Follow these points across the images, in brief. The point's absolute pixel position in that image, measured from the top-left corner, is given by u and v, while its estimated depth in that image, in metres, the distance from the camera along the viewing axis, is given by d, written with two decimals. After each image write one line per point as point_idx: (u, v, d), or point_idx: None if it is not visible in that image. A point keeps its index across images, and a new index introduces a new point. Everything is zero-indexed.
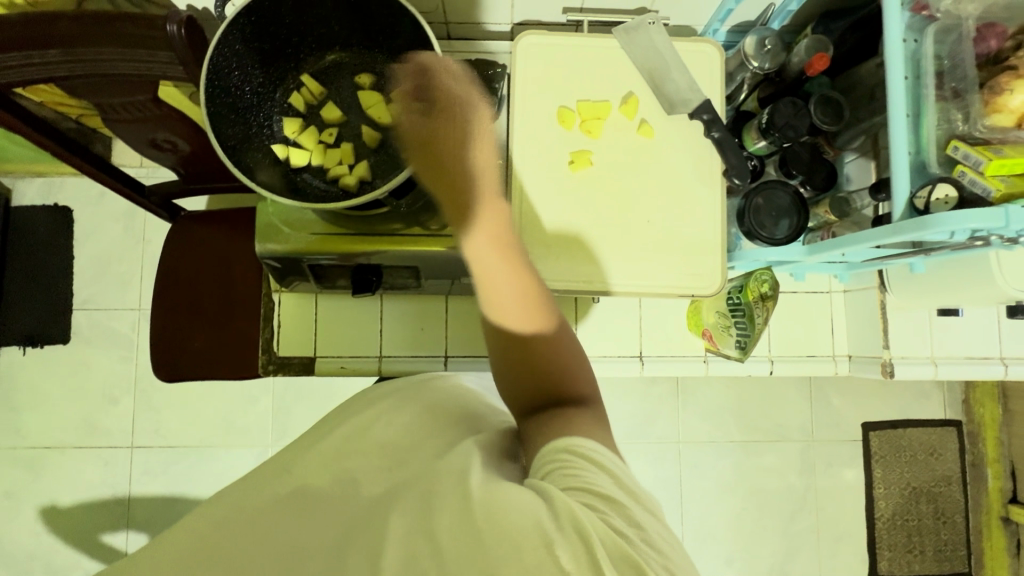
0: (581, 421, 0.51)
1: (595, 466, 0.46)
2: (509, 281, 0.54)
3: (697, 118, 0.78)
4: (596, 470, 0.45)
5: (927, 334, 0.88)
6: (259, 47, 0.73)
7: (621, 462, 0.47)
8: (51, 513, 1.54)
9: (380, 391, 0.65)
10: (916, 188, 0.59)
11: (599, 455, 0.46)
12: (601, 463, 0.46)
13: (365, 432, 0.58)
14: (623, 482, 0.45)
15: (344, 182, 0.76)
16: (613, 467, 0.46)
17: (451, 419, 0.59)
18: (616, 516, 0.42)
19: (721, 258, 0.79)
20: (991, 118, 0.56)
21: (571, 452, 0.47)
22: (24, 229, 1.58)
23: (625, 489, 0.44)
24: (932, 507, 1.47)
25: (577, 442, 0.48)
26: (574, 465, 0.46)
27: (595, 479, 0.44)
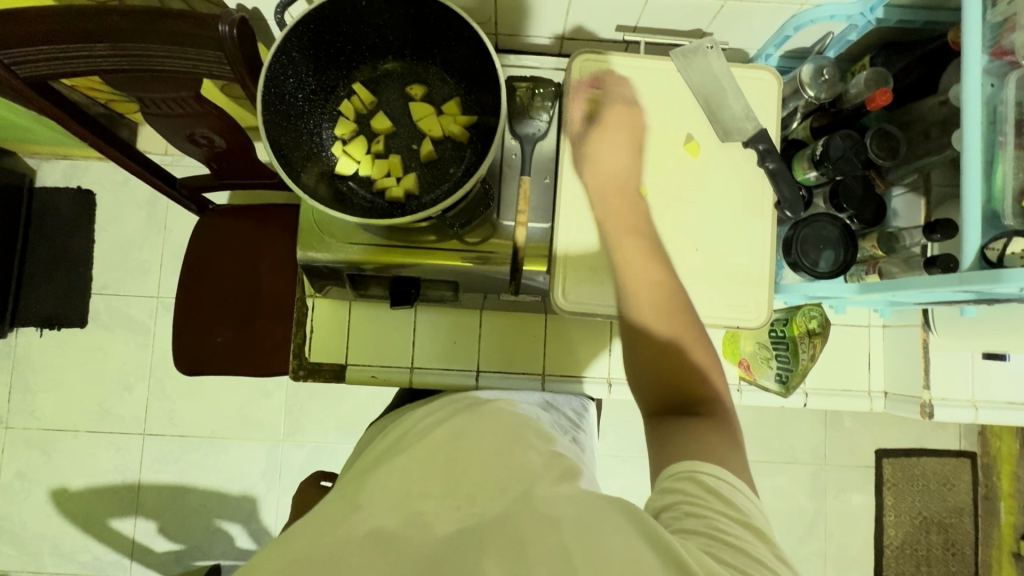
0: (714, 444, 0.57)
1: (698, 493, 0.51)
2: (650, 279, 0.73)
3: (751, 147, 0.77)
4: (703, 497, 0.51)
5: (967, 375, 0.87)
6: (314, 54, 0.72)
7: (723, 486, 0.51)
8: (61, 496, 1.54)
9: (431, 420, 0.64)
10: (987, 239, 0.58)
11: (701, 482, 0.52)
12: (704, 491, 0.51)
13: (433, 455, 0.56)
14: (727, 507, 0.50)
15: (391, 193, 0.75)
16: (718, 492, 0.51)
17: (511, 440, 0.58)
18: (723, 548, 0.46)
19: (768, 290, 0.78)
20: None
21: (680, 479, 0.53)
22: (47, 210, 1.58)
23: (728, 514, 0.49)
24: (942, 538, 1.45)
25: (708, 469, 0.53)
26: (680, 497, 0.52)
27: (699, 511, 0.49)
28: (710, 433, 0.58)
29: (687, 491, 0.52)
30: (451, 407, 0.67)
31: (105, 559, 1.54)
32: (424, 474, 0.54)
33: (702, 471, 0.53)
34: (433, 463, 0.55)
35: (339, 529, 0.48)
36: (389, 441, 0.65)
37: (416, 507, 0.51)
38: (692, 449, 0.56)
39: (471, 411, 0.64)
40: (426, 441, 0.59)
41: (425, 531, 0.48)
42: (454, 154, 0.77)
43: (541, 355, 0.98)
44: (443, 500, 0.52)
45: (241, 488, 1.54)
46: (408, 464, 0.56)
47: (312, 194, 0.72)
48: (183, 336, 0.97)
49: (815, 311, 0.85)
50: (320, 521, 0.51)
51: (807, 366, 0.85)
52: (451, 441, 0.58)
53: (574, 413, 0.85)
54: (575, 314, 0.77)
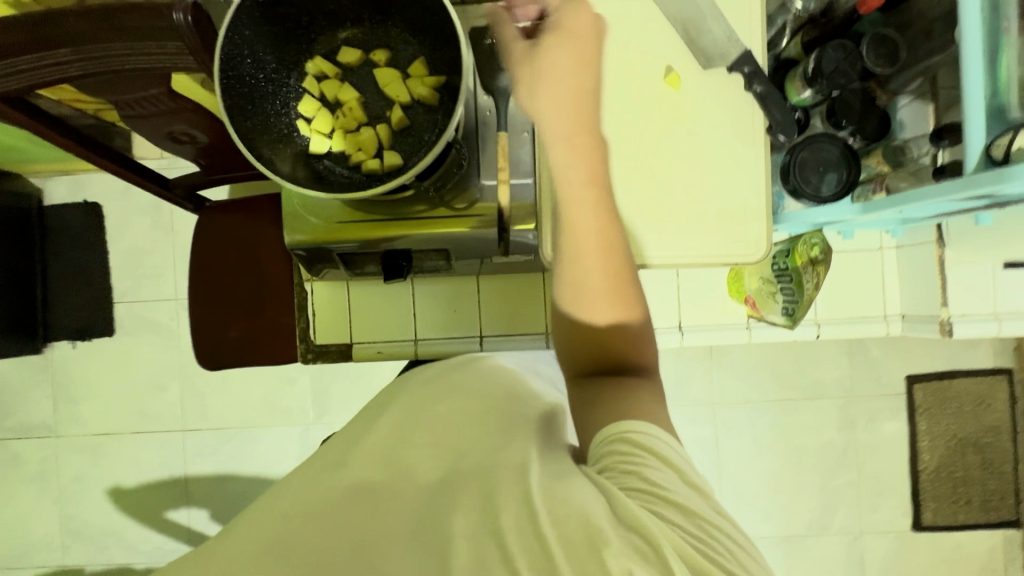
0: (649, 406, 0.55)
1: (631, 451, 0.50)
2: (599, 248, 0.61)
3: (737, 71, 0.73)
4: (642, 457, 0.50)
5: (989, 288, 0.82)
6: (268, 30, 0.69)
7: (656, 444, 0.51)
8: (118, 494, 1.64)
9: (421, 375, 0.71)
10: (992, 136, 0.53)
11: (632, 442, 0.51)
12: (636, 449, 0.50)
13: (429, 412, 0.61)
14: (661, 463, 0.49)
15: (367, 166, 0.74)
16: (652, 451, 0.50)
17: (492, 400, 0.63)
18: (664, 507, 0.46)
19: (767, 222, 0.75)
20: None
21: (612, 444, 0.52)
22: (59, 227, 1.62)
23: (666, 474, 0.49)
24: (978, 457, 1.43)
25: (639, 429, 0.52)
26: (613, 456, 0.51)
27: (638, 470, 0.48)
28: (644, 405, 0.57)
29: (620, 450, 0.51)
30: (440, 368, 0.72)
31: (165, 548, 1.64)
32: (411, 424, 0.60)
33: (634, 432, 0.52)
34: (416, 417, 0.61)
35: (334, 482, 0.51)
36: (386, 391, 0.71)
37: (398, 454, 0.56)
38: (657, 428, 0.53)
39: (457, 369, 0.70)
40: (421, 398, 0.64)
41: (406, 479, 0.53)
42: (427, 117, 0.75)
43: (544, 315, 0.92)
44: (431, 448, 0.56)
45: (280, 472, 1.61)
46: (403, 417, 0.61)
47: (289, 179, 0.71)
48: (200, 331, 0.98)
49: (816, 238, 0.81)
50: (317, 483, 0.52)
51: (812, 296, 0.82)
52: (438, 396, 0.64)
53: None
54: None
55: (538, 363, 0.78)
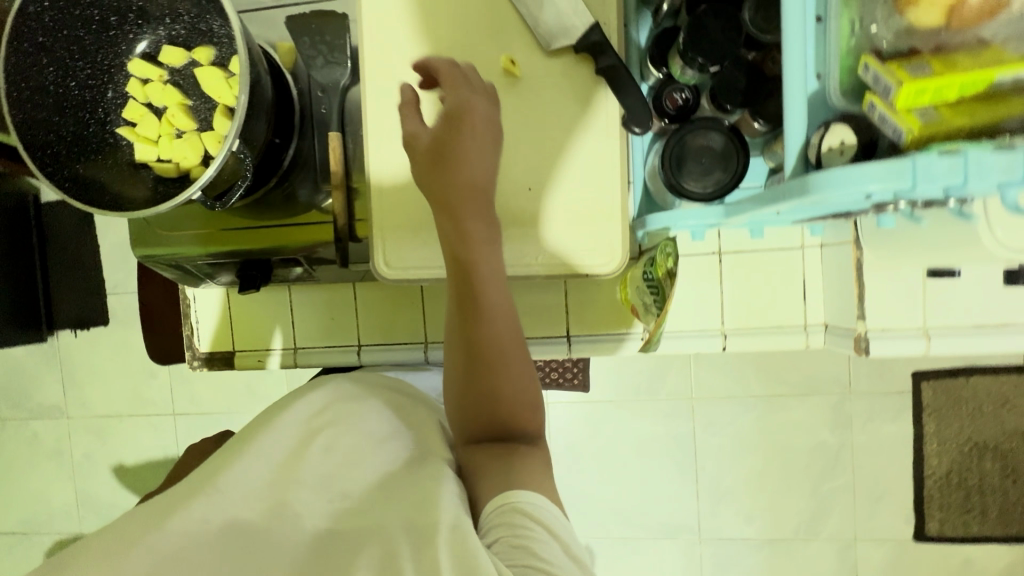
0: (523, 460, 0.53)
1: (528, 524, 0.47)
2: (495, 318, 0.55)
3: (583, 48, 0.62)
4: (530, 527, 0.47)
5: (918, 297, 0.68)
6: (71, 37, 0.65)
7: (544, 513, 0.48)
8: (121, 471, 1.76)
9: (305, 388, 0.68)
10: (813, 131, 0.42)
11: (523, 511, 0.48)
12: (525, 518, 0.47)
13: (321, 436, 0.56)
14: (549, 533, 0.47)
15: (195, 174, 0.71)
16: (540, 520, 0.47)
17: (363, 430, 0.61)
18: None
19: (623, 226, 0.65)
20: (908, 15, 0.37)
21: (501, 514, 0.48)
22: (56, 225, 1.72)
23: (554, 545, 0.46)
24: (999, 465, 1.10)
25: (532, 499, 0.49)
26: (505, 527, 0.47)
27: (530, 546, 0.45)
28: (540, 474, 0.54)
29: (511, 520, 0.47)
30: (335, 382, 0.66)
31: None
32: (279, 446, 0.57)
33: (526, 502, 0.49)
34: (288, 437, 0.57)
35: None
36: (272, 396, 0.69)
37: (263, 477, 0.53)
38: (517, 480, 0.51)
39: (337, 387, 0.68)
40: (311, 418, 0.58)
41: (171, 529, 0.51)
42: None
43: (421, 325, 0.87)
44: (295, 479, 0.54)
45: None
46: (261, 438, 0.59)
47: (122, 202, 0.68)
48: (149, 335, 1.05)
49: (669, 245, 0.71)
50: None
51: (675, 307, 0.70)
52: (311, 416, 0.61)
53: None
54: (399, 281, 0.67)
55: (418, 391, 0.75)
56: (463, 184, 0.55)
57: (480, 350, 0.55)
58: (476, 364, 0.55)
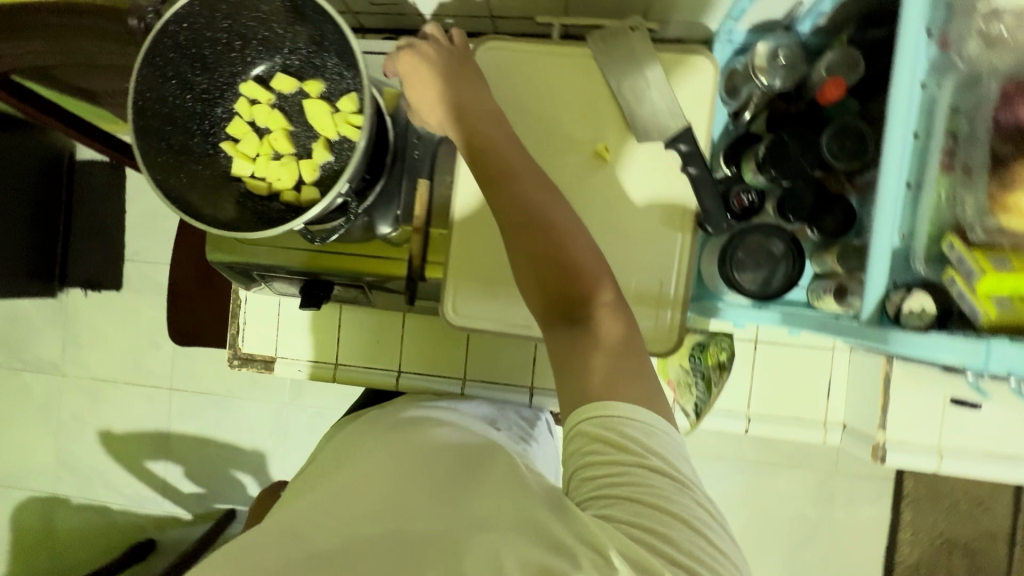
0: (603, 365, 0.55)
1: (592, 447, 0.52)
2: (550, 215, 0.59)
3: (673, 148, 0.67)
4: (604, 450, 0.52)
5: (936, 419, 0.74)
6: (196, 53, 0.69)
7: (617, 429, 0.52)
8: (108, 437, 1.75)
9: (368, 434, 0.72)
10: (892, 287, 0.47)
11: (595, 435, 0.52)
12: (600, 439, 0.52)
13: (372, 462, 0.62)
14: (622, 454, 0.51)
15: (285, 195, 0.74)
16: (614, 442, 0.52)
17: (423, 451, 0.63)
18: (622, 506, 0.49)
19: (682, 315, 0.69)
20: (997, 217, 0.42)
21: (578, 438, 0.54)
22: (86, 183, 1.73)
23: (628, 462, 0.51)
24: (965, 561, 1.24)
25: (603, 416, 0.53)
26: (575, 456, 0.53)
27: (607, 476, 0.51)
28: (616, 359, 0.55)
29: (587, 445, 0.53)
30: (389, 426, 0.72)
31: (143, 494, 1.76)
32: (350, 484, 0.59)
33: (598, 420, 0.53)
34: (359, 471, 0.61)
35: None
36: (342, 446, 0.73)
37: (336, 508, 0.55)
38: (595, 391, 0.54)
39: (397, 425, 0.72)
40: (366, 455, 0.65)
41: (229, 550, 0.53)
42: (350, 154, 0.74)
43: (462, 361, 0.90)
44: (361, 502, 0.55)
45: (252, 443, 1.69)
46: (332, 481, 0.62)
47: (212, 215, 0.71)
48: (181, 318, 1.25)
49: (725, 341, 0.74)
50: None
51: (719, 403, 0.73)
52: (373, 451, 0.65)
53: (523, 423, 0.82)
54: (464, 329, 0.71)
55: (471, 419, 0.77)
56: (487, 136, 0.62)
57: (534, 237, 0.58)
58: (539, 261, 0.58)
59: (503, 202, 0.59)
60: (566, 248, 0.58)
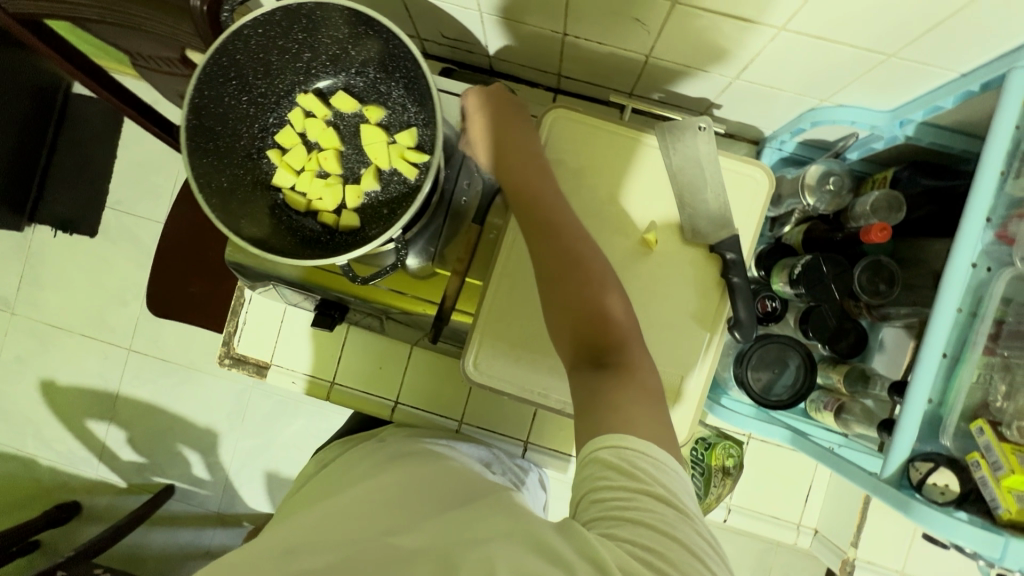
0: (621, 407, 0.52)
1: (603, 472, 0.48)
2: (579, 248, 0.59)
3: (719, 253, 0.69)
4: (609, 475, 0.48)
5: (905, 546, 0.78)
6: (263, 58, 0.67)
7: (627, 456, 0.48)
8: (49, 388, 1.63)
9: (361, 466, 0.68)
10: (917, 452, 0.49)
11: (603, 459, 0.49)
12: (608, 465, 0.48)
13: (369, 487, 0.59)
14: (630, 480, 0.47)
15: (324, 216, 0.72)
16: (621, 467, 0.48)
17: (417, 483, 0.60)
18: (627, 529, 0.44)
19: (696, 412, 0.71)
20: None
21: (587, 461, 0.50)
22: (79, 119, 1.61)
23: (636, 488, 0.47)
24: None
25: (613, 444, 0.49)
26: (587, 480, 0.49)
27: (611, 500, 0.47)
28: (630, 396, 0.52)
29: (594, 469, 0.49)
30: (388, 457, 0.69)
31: (77, 454, 1.64)
32: (340, 512, 0.55)
33: (608, 446, 0.49)
34: (348, 502, 0.57)
35: None
36: (328, 482, 0.69)
37: (326, 534, 0.50)
38: (608, 419, 0.51)
39: (392, 459, 0.68)
40: (358, 487, 0.61)
41: None
42: (398, 188, 0.72)
43: (462, 403, 0.90)
44: (352, 528, 0.51)
45: (205, 421, 1.60)
46: (322, 507, 0.57)
47: (244, 223, 0.69)
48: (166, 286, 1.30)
49: (735, 449, 0.80)
50: None
51: (711, 501, 0.78)
52: (369, 484, 0.61)
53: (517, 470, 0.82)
54: (481, 385, 0.71)
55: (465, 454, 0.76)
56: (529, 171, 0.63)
57: (565, 281, 0.58)
58: (568, 303, 0.57)
59: (540, 245, 0.59)
60: (596, 289, 0.57)
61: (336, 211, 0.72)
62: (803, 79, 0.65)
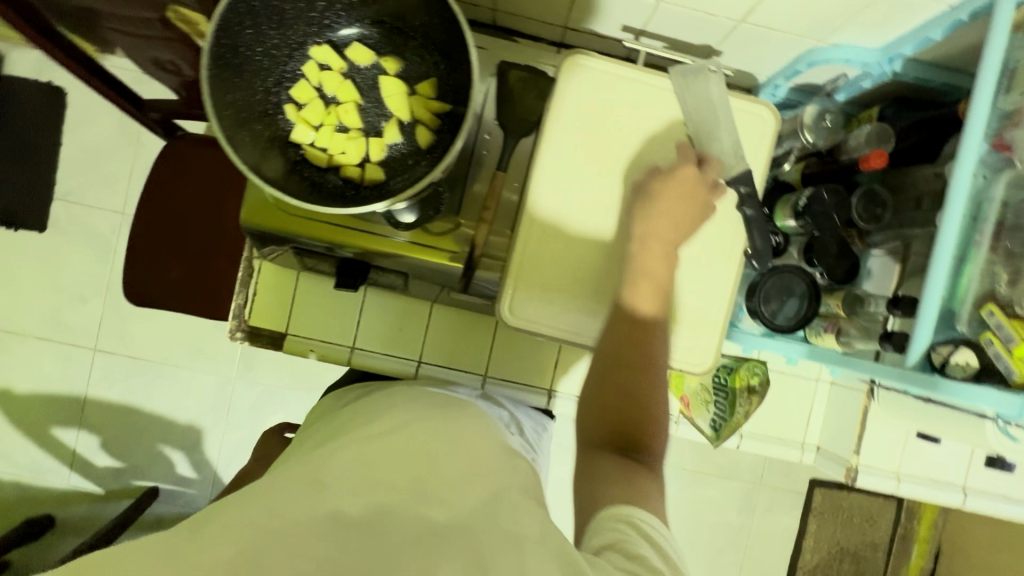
0: (642, 484, 0.56)
1: (625, 532, 0.50)
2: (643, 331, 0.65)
3: (733, 188, 0.74)
4: (632, 535, 0.49)
5: (900, 448, 0.86)
6: (278, 6, 0.65)
7: (648, 524, 0.51)
8: (6, 398, 1.50)
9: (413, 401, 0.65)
10: (938, 340, 0.57)
11: (630, 520, 0.51)
12: (631, 527, 0.50)
13: (418, 425, 0.57)
14: (651, 546, 0.49)
15: (347, 170, 0.71)
16: (645, 531, 0.50)
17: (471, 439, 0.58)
18: None
19: (719, 338, 0.76)
20: None
21: (610, 520, 0.51)
22: (15, 104, 1.47)
23: (658, 556, 0.48)
24: (852, 567, 1.42)
25: (636, 510, 0.52)
26: (611, 535, 0.50)
27: (636, 553, 0.47)
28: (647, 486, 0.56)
29: (615, 528, 0.50)
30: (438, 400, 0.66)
31: (40, 467, 1.51)
32: (390, 456, 0.52)
33: (633, 511, 0.52)
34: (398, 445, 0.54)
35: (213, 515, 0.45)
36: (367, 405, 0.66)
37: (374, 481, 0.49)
38: (615, 494, 0.54)
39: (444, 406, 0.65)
40: (410, 423, 0.58)
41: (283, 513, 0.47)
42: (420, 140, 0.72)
43: (486, 357, 0.92)
44: (399, 483, 0.50)
45: (187, 417, 1.51)
46: (372, 440, 0.55)
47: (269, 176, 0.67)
48: (141, 271, 1.21)
49: (759, 368, 0.86)
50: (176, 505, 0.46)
51: (740, 420, 0.86)
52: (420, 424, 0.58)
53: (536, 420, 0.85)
54: (519, 329, 0.74)
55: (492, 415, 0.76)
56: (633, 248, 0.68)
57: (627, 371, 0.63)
58: (615, 395, 0.62)
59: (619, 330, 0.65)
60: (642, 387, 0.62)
61: (360, 164, 0.71)
62: (806, 19, 0.70)
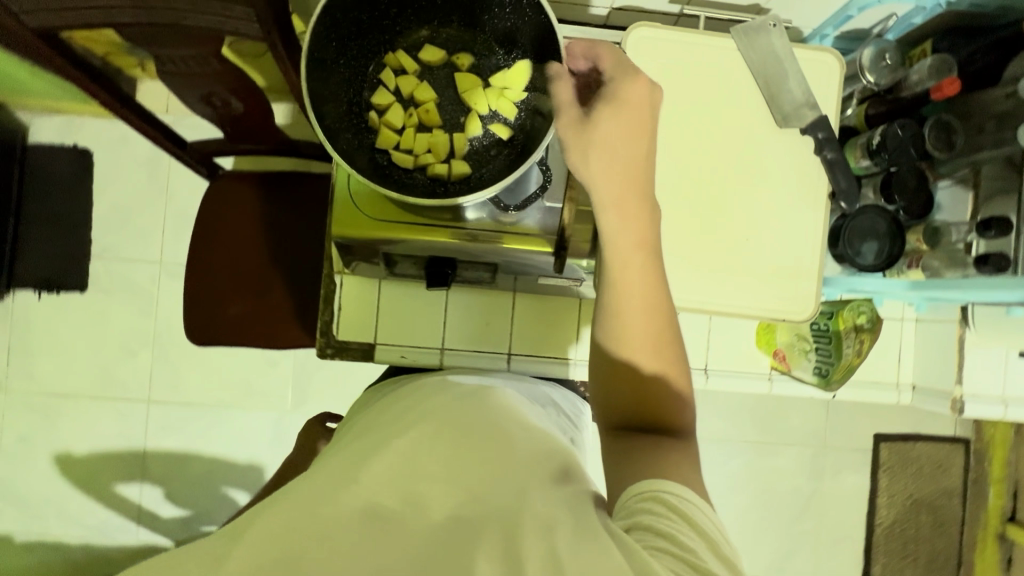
0: (673, 458, 0.51)
1: (657, 511, 0.45)
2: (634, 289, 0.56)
3: (809, 134, 0.75)
4: (664, 514, 0.44)
5: (1000, 371, 0.88)
6: (356, 17, 0.67)
7: (681, 502, 0.46)
8: (65, 461, 1.48)
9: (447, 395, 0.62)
10: None
11: (663, 500, 0.46)
12: (665, 507, 0.45)
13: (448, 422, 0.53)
14: (686, 525, 0.44)
15: (433, 168, 0.72)
16: (678, 510, 0.45)
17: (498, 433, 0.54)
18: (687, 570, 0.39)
19: (817, 284, 0.76)
20: None
21: (641, 498, 0.47)
22: (42, 169, 1.48)
23: (694, 538, 0.43)
24: (931, 518, 1.39)
25: (669, 488, 0.47)
26: (644, 514, 0.45)
27: (669, 534, 0.42)
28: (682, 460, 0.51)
29: (647, 507, 0.45)
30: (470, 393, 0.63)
31: (104, 527, 1.48)
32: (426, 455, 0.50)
33: (661, 490, 0.47)
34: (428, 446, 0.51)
35: (381, 493, 0.45)
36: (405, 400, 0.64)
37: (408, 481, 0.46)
38: (657, 464, 0.50)
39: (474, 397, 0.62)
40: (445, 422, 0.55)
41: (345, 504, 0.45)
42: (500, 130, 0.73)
43: (574, 339, 0.93)
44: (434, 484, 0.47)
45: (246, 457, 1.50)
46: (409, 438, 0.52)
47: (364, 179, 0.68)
48: (202, 309, 1.21)
49: (865, 307, 0.85)
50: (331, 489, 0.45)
51: (851, 360, 0.84)
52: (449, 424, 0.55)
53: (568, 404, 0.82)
54: None
55: (527, 396, 0.73)
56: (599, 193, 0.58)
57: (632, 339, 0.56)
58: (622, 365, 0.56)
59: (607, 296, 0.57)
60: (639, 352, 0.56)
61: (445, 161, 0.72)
62: None
